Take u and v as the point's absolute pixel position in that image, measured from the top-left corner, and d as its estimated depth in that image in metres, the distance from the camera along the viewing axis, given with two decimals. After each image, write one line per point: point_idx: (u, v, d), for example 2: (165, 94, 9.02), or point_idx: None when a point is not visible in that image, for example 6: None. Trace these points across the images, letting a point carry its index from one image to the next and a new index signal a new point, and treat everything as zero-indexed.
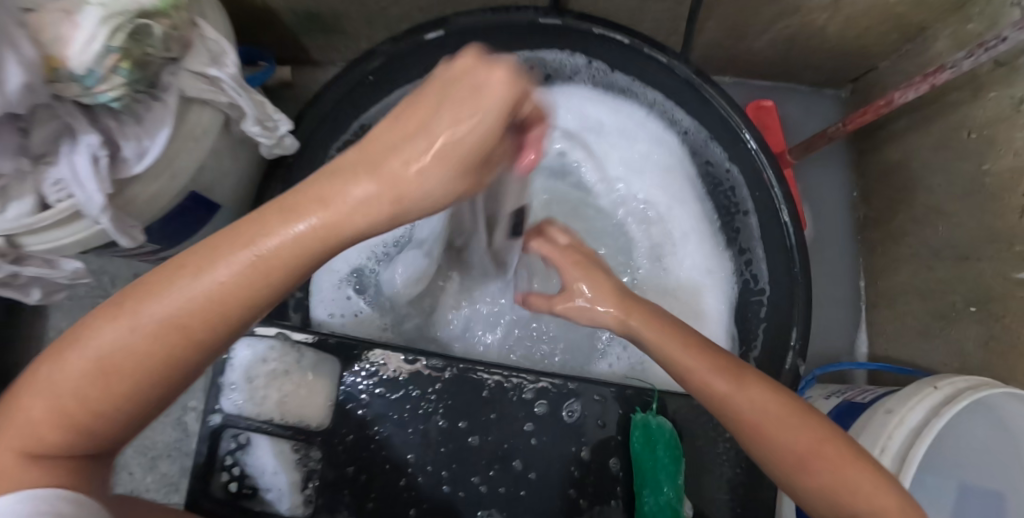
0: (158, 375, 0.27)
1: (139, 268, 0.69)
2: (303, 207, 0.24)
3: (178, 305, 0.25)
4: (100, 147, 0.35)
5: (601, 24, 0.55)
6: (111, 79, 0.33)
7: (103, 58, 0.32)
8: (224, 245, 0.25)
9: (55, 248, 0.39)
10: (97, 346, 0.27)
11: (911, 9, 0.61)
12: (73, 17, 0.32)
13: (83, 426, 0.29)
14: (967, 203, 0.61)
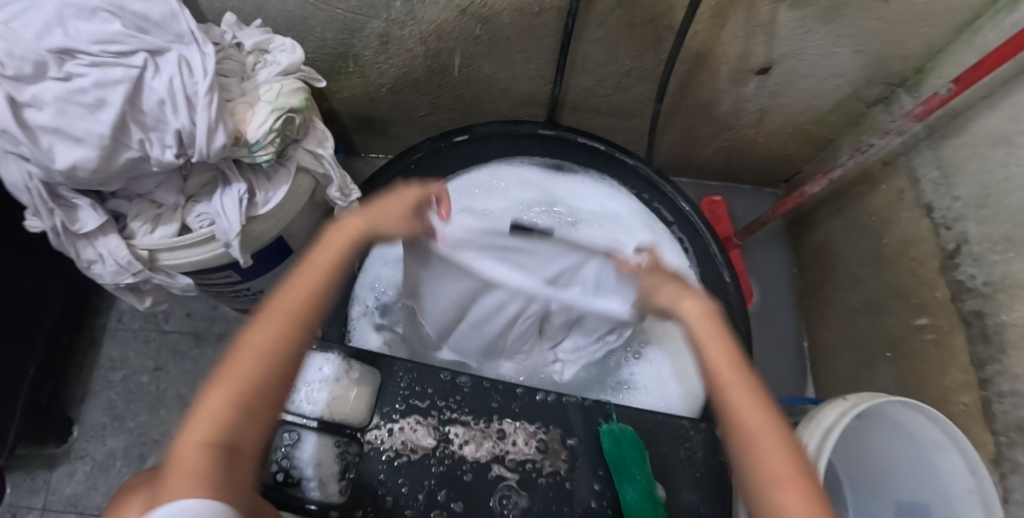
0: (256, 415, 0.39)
1: (194, 310, 0.82)
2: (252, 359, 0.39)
3: (235, 380, 0.38)
4: (244, 191, 0.51)
5: (582, 134, 0.75)
6: (269, 146, 0.48)
7: (266, 133, 0.48)
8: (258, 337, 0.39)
9: (182, 264, 0.53)
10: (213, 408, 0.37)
11: (818, 127, 0.83)
12: (251, 109, 0.49)
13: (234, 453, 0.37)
14: (873, 269, 0.77)
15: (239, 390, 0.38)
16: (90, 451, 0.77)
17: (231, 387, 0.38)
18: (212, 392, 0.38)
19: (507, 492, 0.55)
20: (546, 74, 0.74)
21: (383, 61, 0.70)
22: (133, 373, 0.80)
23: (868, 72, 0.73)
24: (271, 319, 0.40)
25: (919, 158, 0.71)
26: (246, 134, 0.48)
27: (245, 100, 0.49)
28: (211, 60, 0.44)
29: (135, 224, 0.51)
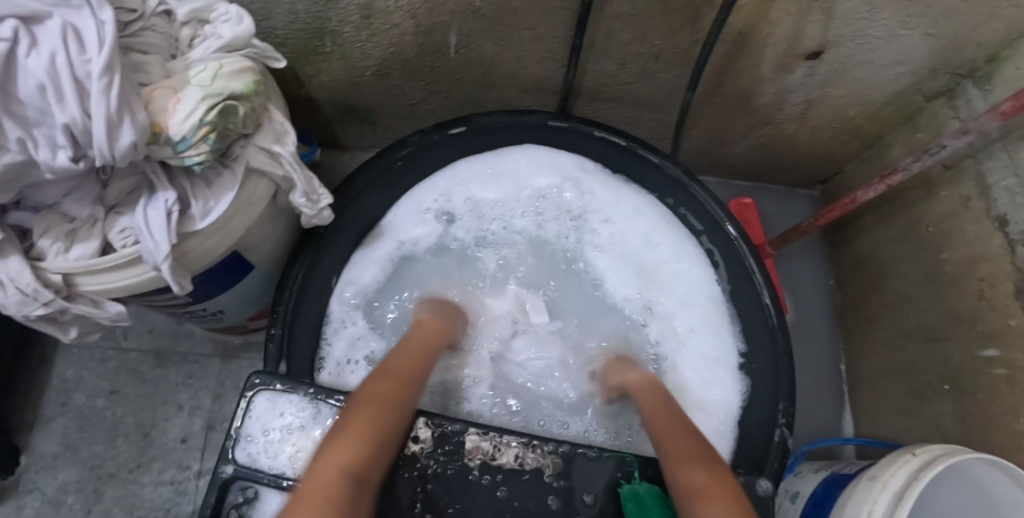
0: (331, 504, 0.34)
1: (155, 326, 0.72)
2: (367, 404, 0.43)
3: (351, 435, 0.40)
4: (174, 202, 0.40)
5: (601, 126, 0.64)
6: (200, 146, 0.37)
7: (196, 127, 0.36)
8: (371, 413, 0.42)
9: (105, 290, 0.43)
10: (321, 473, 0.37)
11: (867, 122, 0.72)
12: (177, 95, 0.37)
13: None
14: (930, 288, 0.67)
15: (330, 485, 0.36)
16: (36, 486, 0.67)
17: (346, 441, 0.39)
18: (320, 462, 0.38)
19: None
20: (558, 57, 0.63)
21: (366, 39, 0.58)
22: (83, 397, 0.69)
23: (936, 60, 0.62)
24: (381, 394, 0.45)
25: (990, 162, 0.61)
26: (167, 128, 0.36)
27: (170, 84, 0.38)
28: (110, 29, 0.32)
29: (43, 242, 0.40)
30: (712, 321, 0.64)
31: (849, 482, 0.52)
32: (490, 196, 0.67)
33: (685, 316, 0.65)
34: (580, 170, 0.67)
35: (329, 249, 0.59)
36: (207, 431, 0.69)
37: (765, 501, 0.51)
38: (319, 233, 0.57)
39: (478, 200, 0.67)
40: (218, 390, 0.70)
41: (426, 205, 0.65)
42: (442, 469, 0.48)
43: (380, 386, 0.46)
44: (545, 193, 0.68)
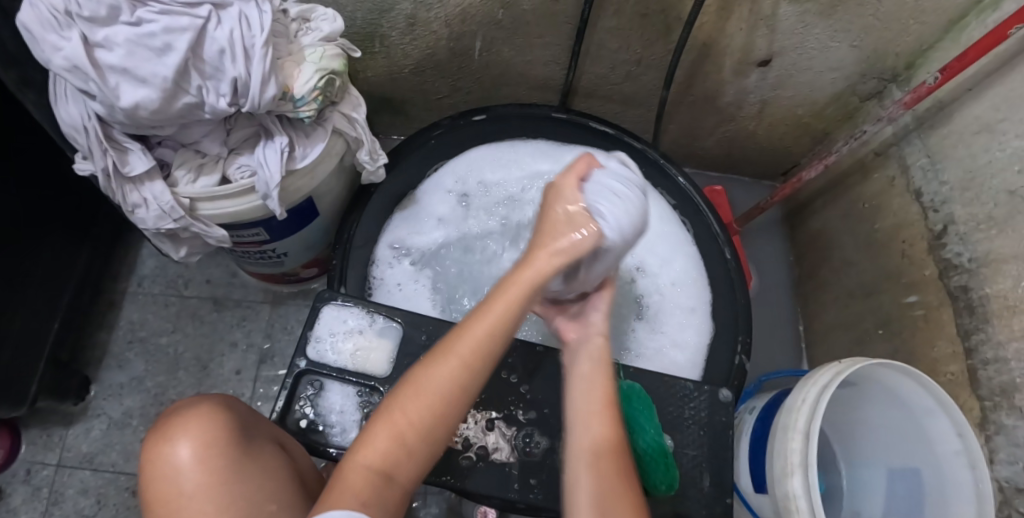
0: (416, 424, 0.44)
1: (213, 277, 0.84)
2: (466, 340, 0.45)
3: (442, 377, 0.44)
4: (287, 146, 0.55)
5: (596, 119, 0.79)
6: (311, 104, 0.53)
7: (310, 91, 0.52)
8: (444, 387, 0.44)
9: (220, 215, 0.56)
10: (413, 399, 0.44)
11: (815, 120, 0.88)
12: (297, 67, 0.53)
13: (401, 446, 0.44)
14: (867, 253, 0.82)
15: (429, 400, 0.44)
16: (108, 409, 0.78)
17: (447, 370, 0.45)
18: (425, 381, 0.44)
19: (529, 433, 0.58)
20: (561, 61, 0.79)
21: (408, 42, 0.74)
22: (150, 335, 0.82)
23: (863, 67, 0.78)
24: (471, 338, 0.45)
25: (909, 148, 0.76)
26: (293, 90, 0.52)
27: (291, 58, 0.53)
28: (268, 19, 0.48)
29: (179, 173, 0.54)
30: (688, 278, 0.76)
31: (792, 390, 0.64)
32: (501, 177, 0.80)
33: (665, 272, 0.77)
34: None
35: (373, 205, 0.72)
36: (258, 364, 0.81)
37: (725, 404, 0.63)
38: (370, 191, 0.71)
39: (489, 182, 0.79)
40: (267, 331, 0.82)
41: (446, 184, 0.78)
42: None
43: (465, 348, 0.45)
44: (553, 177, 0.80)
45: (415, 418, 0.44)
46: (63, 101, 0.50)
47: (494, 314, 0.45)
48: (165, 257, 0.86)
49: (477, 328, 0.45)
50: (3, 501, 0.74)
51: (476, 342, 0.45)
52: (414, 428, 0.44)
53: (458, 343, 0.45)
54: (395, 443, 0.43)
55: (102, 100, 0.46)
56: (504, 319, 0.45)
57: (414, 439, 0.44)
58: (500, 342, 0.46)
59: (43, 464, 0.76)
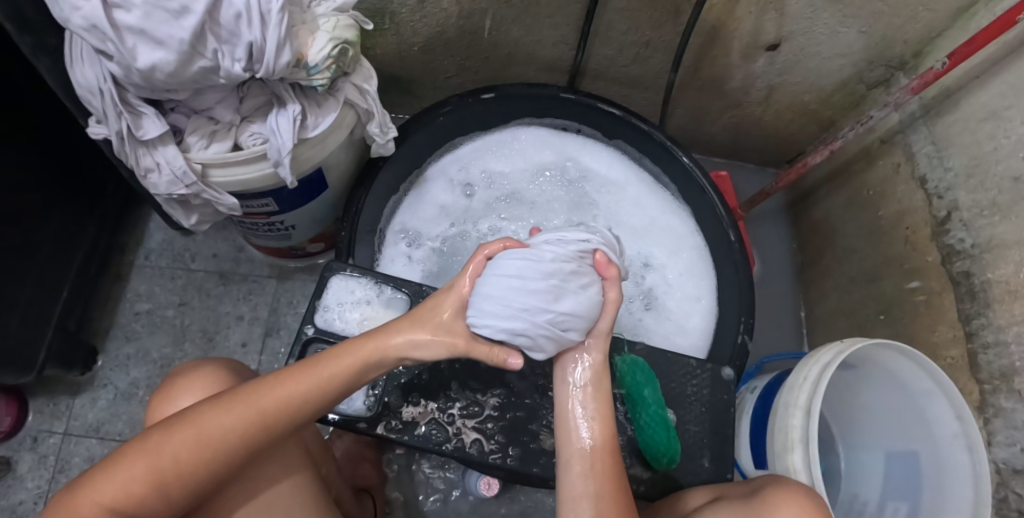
0: (215, 445, 0.42)
1: (220, 252, 0.85)
2: (305, 379, 0.46)
3: (262, 408, 0.44)
4: (300, 114, 0.55)
5: (602, 99, 0.77)
6: (325, 72, 0.53)
7: (324, 59, 0.53)
8: (213, 428, 0.42)
9: (231, 182, 0.57)
10: (227, 416, 0.43)
11: (821, 107, 0.88)
12: (312, 35, 0.53)
13: (196, 460, 0.42)
14: (870, 240, 0.83)
15: (244, 425, 0.43)
16: (114, 379, 0.79)
17: (275, 400, 0.44)
18: (255, 397, 0.44)
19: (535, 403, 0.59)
20: (570, 42, 0.79)
21: (417, 19, 0.74)
22: (157, 308, 0.82)
23: (871, 53, 0.78)
24: (312, 377, 0.46)
25: (914, 135, 0.76)
26: (307, 57, 0.53)
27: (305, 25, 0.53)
28: None
29: (192, 139, 0.55)
30: (693, 262, 0.79)
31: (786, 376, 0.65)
32: (508, 162, 0.82)
33: (671, 258, 0.80)
34: (582, 148, 0.84)
35: (383, 180, 0.72)
36: (264, 337, 0.82)
37: (728, 382, 0.64)
38: (377, 165, 0.71)
39: (494, 172, 0.82)
40: (275, 305, 0.83)
41: (450, 172, 0.80)
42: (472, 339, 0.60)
43: (260, 396, 0.44)
44: (558, 166, 0.83)
45: (223, 437, 0.42)
46: (79, 63, 0.50)
47: (338, 365, 0.47)
48: (171, 232, 0.86)
49: (322, 371, 0.46)
50: (11, 468, 0.75)
51: (312, 385, 0.46)
52: (213, 445, 0.42)
53: (291, 380, 0.45)
54: (185, 449, 0.42)
55: (119, 62, 0.46)
56: (347, 373, 0.47)
57: (203, 457, 0.42)
58: (330, 395, 0.46)
59: (49, 432, 0.77)
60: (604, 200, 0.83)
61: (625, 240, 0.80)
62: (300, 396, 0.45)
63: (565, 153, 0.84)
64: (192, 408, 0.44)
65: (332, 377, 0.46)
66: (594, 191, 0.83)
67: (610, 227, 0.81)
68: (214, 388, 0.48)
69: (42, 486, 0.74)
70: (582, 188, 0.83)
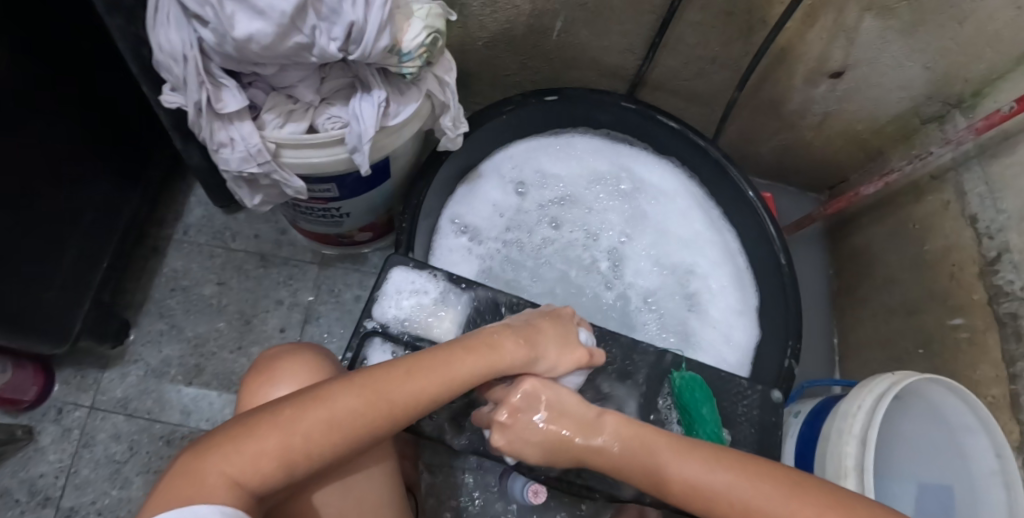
0: (348, 434, 0.41)
1: (261, 233, 0.86)
2: (433, 372, 0.46)
3: (394, 396, 0.44)
4: (384, 101, 0.54)
5: (662, 112, 0.76)
6: (417, 60, 0.52)
7: (417, 47, 0.51)
8: (349, 414, 0.42)
9: (302, 164, 0.55)
10: (362, 401, 0.42)
11: (872, 136, 0.89)
12: (406, 20, 0.51)
13: (324, 445, 0.41)
14: (914, 274, 0.84)
15: (377, 414, 0.43)
16: (145, 356, 0.80)
17: (410, 389, 0.45)
18: (390, 385, 0.44)
19: None
20: (637, 51, 0.79)
21: (487, 14, 0.73)
22: (193, 285, 0.83)
23: (930, 89, 0.79)
24: (443, 371, 0.47)
25: (967, 174, 0.77)
26: (401, 44, 0.51)
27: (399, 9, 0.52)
28: None
29: (268, 117, 0.53)
30: (737, 279, 0.79)
31: (838, 402, 0.65)
32: (561, 167, 0.82)
33: (716, 273, 0.80)
34: (635, 157, 0.84)
35: (440, 173, 0.70)
36: (303, 323, 0.83)
37: (777, 406, 0.64)
38: (442, 159, 0.69)
39: (549, 175, 0.82)
40: (317, 295, 0.84)
41: (506, 173, 0.80)
42: None
43: (391, 385, 0.44)
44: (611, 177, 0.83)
45: (356, 425, 0.42)
46: (163, 26, 0.48)
47: (466, 360, 0.48)
48: (211, 208, 0.87)
49: (449, 365, 0.47)
50: (33, 439, 0.75)
51: (443, 380, 0.46)
52: (347, 433, 0.41)
53: (422, 372, 0.46)
54: (317, 434, 0.40)
55: (216, 29, 0.44)
56: (473, 370, 0.48)
57: (333, 445, 0.41)
58: (454, 390, 0.47)
59: (74, 405, 0.77)
60: (650, 212, 0.82)
61: (671, 254, 0.81)
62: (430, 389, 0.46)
63: (618, 164, 0.84)
64: (318, 388, 0.43)
65: (456, 373, 0.47)
66: (641, 202, 0.83)
67: (657, 239, 0.81)
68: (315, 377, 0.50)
69: (64, 460, 0.74)
70: (632, 199, 0.83)
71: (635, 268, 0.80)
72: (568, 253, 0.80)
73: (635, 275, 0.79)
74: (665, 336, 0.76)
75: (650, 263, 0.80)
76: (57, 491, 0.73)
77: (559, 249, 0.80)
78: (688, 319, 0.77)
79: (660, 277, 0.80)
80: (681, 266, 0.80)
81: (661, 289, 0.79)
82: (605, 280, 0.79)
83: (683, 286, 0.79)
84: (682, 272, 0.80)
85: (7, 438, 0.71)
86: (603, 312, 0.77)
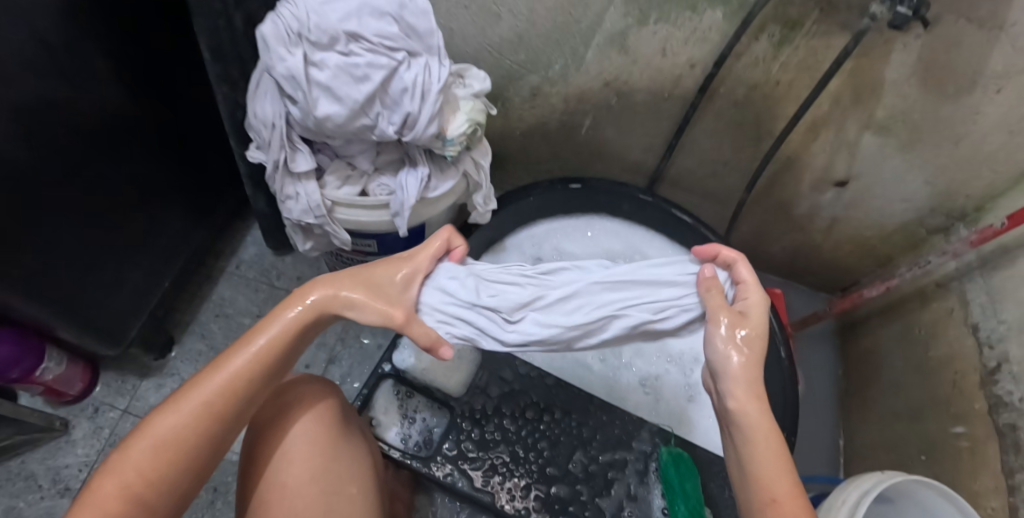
0: (180, 447, 0.45)
1: (303, 276, 1.00)
2: (234, 366, 0.48)
3: (206, 398, 0.47)
4: (426, 176, 0.64)
5: (676, 208, 0.86)
6: (456, 144, 0.62)
7: (459, 135, 0.62)
8: (168, 434, 0.45)
9: (352, 222, 0.66)
10: (175, 419, 0.46)
11: (879, 243, 0.94)
12: (453, 114, 0.62)
13: (164, 467, 0.45)
14: (920, 378, 0.85)
15: (200, 419, 0.46)
16: (179, 371, 0.94)
17: (217, 387, 0.47)
18: (200, 391, 0.47)
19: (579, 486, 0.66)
20: (657, 149, 0.89)
21: (526, 109, 0.86)
22: (235, 314, 0.97)
23: (933, 202, 0.84)
24: (244, 359, 0.48)
25: (971, 284, 0.79)
26: (446, 131, 0.62)
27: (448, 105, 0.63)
28: (446, 72, 0.58)
29: (331, 180, 0.65)
30: None
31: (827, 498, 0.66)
32: (579, 245, 0.87)
33: None
34: (652, 240, 0.88)
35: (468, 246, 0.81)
36: (328, 363, 0.93)
37: None
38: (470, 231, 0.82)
39: (568, 251, 0.87)
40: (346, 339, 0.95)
41: (527, 247, 0.86)
42: (539, 414, 0.69)
43: (199, 391, 0.47)
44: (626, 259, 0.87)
45: (181, 437, 0.45)
46: (261, 99, 0.60)
47: (266, 339, 0.49)
48: (263, 248, 1.02)
49: (251, 353, 0.48)
50: (68, 431, 0.90)
51: (249, 366, 0.48)
52: (178, 447, 0.45)
53: (223, 370, 0.48)
54: (147, 461, 0.44)
55: (302, 107, 0.56)
56: (278, 344, 0.49)
57: (172, 462, 0.45)
58: (269, 366, 0.49)
59: (109, 406, 0.92)
60: None
61: None
62: (243, 369, 0.48)
63: (635, 247, 0.87)
64: (133, 430, 0.46)
65: (267, 350, 0.49)
66: None
67: None
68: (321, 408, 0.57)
69: (89, 454, 0.89)
70: None
71: None
72: None
73: None
74: None
75: None
76: (76, 483, 0.88)
77: None
78: None
79: None
80: None
81: None
82: None
83: None
84: None
85: (46, 426, 0.87)
86: None
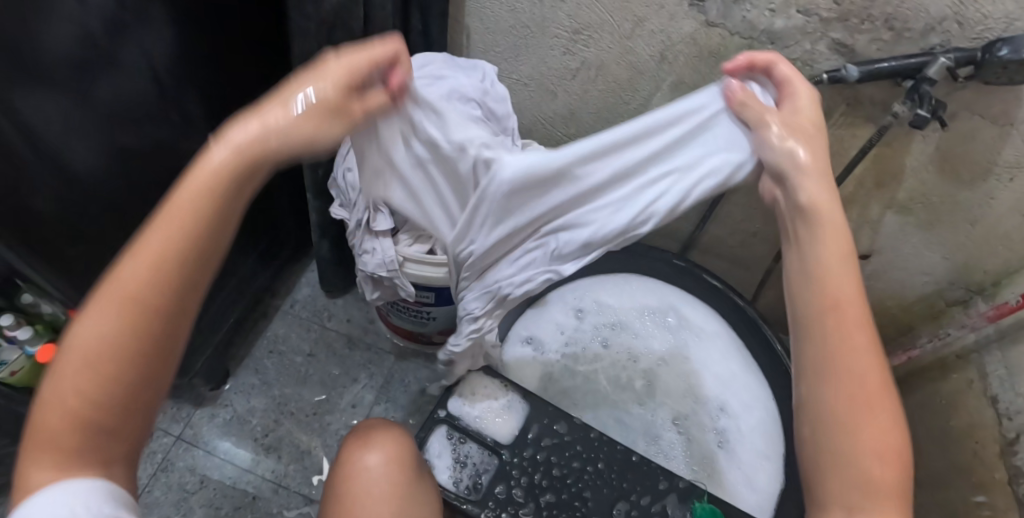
0: (128, 336, 0.36)
1: (354, 319, 1.06)
2: (161, 226, 0.37)
3: (139, 260, 0.36)
4: None
5: (707, 273, 0.93)
6: None
7: None
8: (102, 324, 0.35)
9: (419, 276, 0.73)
10: (107, 303, 0.35)
11: (899, 313, 1.00)
12: None
13: (106, 353, 0.35)
14: (943, 446, 0.89)
15: (137, 293, 0.36)
16: (234, 403, 0.98)
17: (146, 254, 0.36)
18: (129, 264, 0.36)
19: None
20: (692, 218, 0.96)
21: None
22: (288, 351, 1.03)
23: (952, 276, 0.90)
24: (177, 207, 0.37)
25: (989, 356, 0.84)
26: None
27: None
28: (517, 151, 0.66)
29: (404, 238, 0.72)
30: (768, 424, 0.85)
31: None
32: (616, 299, 0.94)
33: (748, 414, 0.86)
34: (683, 300, 0.95)
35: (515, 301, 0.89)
36: (374, 404, 0.99)
37: None
38: None
39: (606, 305, 0.94)
40: (393, 382, 1.01)
41: (569, 301, 0.94)
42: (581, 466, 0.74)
43: (126, 267, 0.36)
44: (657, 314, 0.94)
45: (120, 311, 0.35)
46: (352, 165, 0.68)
47: (199, 186, 0.38)
48: (316, 290, 1.09)
49: (183, 203, 0.37)
50: None
51: (182, 217, 0.37)
52: (125, 335, 0.36)
53: (148, 232, 0.37)
54: (93, 369, 0.35)
55: None
56: (217, 187, 0.38)
57: (137, 367, 0.37)
58: (214, 215, 0.38)
59: (165, 431, 0.95)
60: (692, 350, 0.91)
61: (706, 391, 0.88)
62: (171, 228, 0.36)
63: (667, 304, 0.94)
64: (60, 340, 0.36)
65: (201, 194, 0.38)
66: (683, 339, 0.92)
67: (695, 376, 0.90)
68: (397, 451, 0.62)
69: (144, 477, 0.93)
70: (677, 335, 0.92)
71: (671, 396, 0.88)
72: (613, 374, 0.90)
73: (669, 405, 0.88)
74: (688, 461, 0.84)
75: (684, 396, 0.88)
76: None
77: (605, 371, 0.90)
78: (716, 452, 0.84)
79: (693, 410, 0.87)
80: (714, 404, 0.87)
81: (693, 421, 0.87)
82: (642, 404, 0.88)
83: (716, 421, 0.86)
84: (716, 410, 0.87)
85: None
86: (638, 432, 0.86)
